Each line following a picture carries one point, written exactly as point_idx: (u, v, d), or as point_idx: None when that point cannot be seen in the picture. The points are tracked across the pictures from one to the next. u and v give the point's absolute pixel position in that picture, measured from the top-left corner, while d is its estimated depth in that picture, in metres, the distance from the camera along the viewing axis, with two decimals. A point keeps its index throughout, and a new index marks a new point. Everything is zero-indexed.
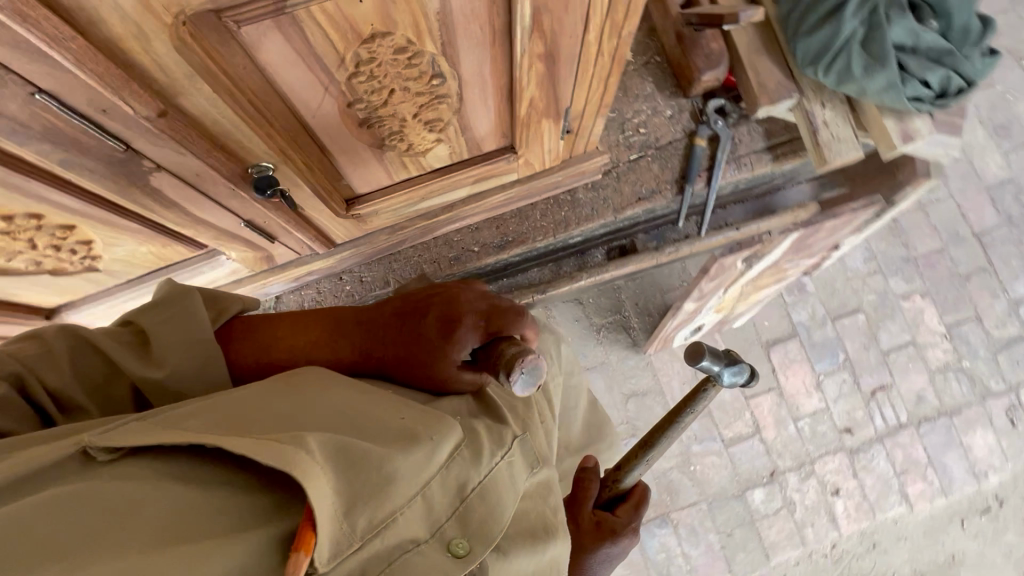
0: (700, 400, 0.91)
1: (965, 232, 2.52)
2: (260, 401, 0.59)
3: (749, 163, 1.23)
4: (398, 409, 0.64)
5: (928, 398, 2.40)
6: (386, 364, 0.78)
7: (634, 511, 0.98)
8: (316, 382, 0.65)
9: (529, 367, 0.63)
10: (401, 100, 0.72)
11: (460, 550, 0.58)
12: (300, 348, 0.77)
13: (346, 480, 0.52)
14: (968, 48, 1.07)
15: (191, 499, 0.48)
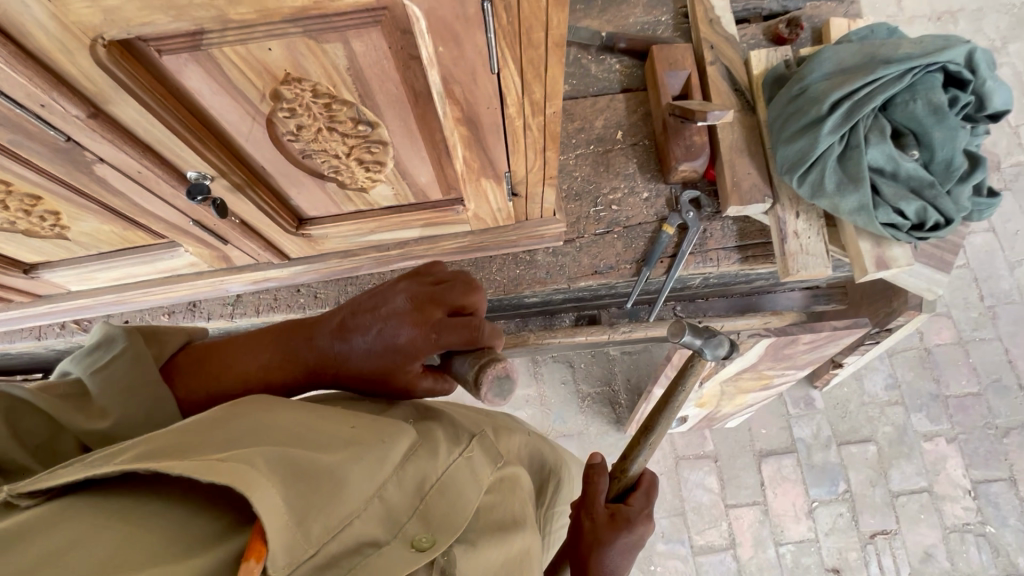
0: (691, 378, 0.93)
1: (1010, 381, 2.20)
2: (198, 420, 0.53)
3: (715, 258, 1.21)
4: (348, 419, 0.61)
5: (937, 558, 2.09)
6: (348, 379, 0.71)
7: (645, 499, 0.92)
8: (266, 398, 0.60)
9: (497, 378, 0.57)
10: (330, 139, 0.78)
11: (424, 544, 0.56)
12: (250, 373, 0.70)
13: (297, 487, 0.49)
14: (951, 184, 1.03)
15: (129, 532, 0.43)
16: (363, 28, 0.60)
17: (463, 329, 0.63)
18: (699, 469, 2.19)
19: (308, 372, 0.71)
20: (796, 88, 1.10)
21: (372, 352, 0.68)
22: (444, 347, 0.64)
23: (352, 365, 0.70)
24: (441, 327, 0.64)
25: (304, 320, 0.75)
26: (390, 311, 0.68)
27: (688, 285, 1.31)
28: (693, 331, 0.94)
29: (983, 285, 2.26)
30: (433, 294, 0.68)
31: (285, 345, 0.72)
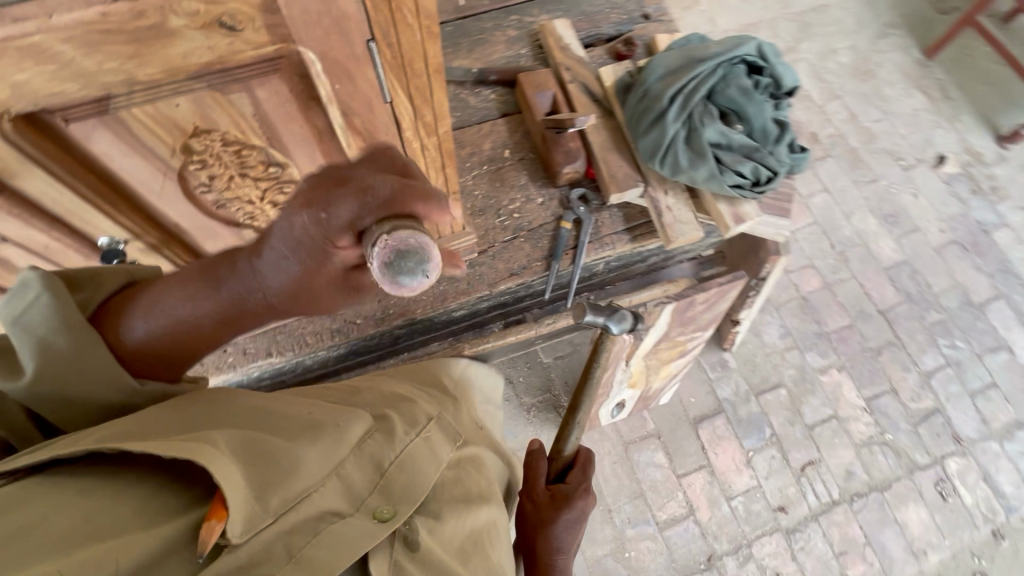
0: (602, 357, 1.15)
1: (870, 309, 2.55)
2: (170, 411, 0.68)
3: (611, 242, 1.37)
4: (307, 413, 0.77)
5: (857, 472, 2.31)
6: (272, 298, 0.68)
7: (581, 474, 1.18)
8: (228, 397, 0.75)
9: (410, 259, 0.53)
10: (242, 184, 0.84)
11: (385, 514, 0.70)
12: (176, 313, 0.70)
13: (258, 471, 0.64)
14: (771, 145, 1.28)
15: (97, 505, 0.58)
16: (264, 76, 0.68)
17: (353, 196, 0.57)
18: (648, 449, 2.32)
19: (234, 302, 0.70)
20: (640, 91, 1.32)
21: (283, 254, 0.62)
22: (342, 224, 0.58)
23: (271, 280, 0.66)
24: (332, 201, 0.58)
25: (231, 250, 0.72)
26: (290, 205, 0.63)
27: (595, 271, 1.47)
28: (592, 311, 1.10)
29: (831, 235, 2.67)
30: (331, 174, 0.62)
31: (207, 277, 0.70)
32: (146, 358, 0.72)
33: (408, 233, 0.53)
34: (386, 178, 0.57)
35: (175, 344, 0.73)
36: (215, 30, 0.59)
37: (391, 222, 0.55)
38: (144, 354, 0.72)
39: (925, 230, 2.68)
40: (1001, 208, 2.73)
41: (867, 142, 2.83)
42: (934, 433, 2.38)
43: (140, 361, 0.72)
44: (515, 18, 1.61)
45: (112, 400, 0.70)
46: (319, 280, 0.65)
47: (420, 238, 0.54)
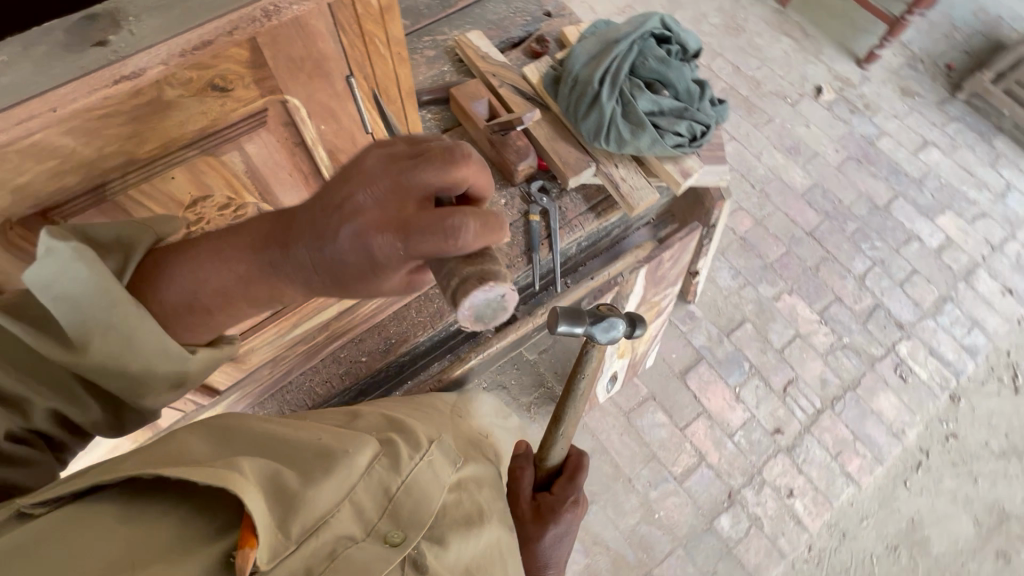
0: (588, 366, 1.02)
1: (799, 233, 2.72)
2: (187, 445, 0.66)
3: (579, 223, 1.46)
4: (317, 437, 0.73)
5: (831, 379, 2.42)
6: (325, 294, 0.59)
7: (569, 484, 1.12)
8: (243, 427, 0.74)
9: (483, 305, 0.50)
10: None
11: (396, 539, 0.66)
12: (228, 287, 0.62)
13: (275, 501, 0.62)
14: (697, 103, 1.42)
15: (131, 534, 0.55)
16: (252, 131, 0.69)
17: (432, 239, 0.48)
18: (647, 412, 2.35)
19: (291, 287, 0.61)
20: (570, 79, 1.41)
21: (347, 262, 0.53)
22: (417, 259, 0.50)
23: (322, 278, 0.57)
24: (412, 240, 0.48)
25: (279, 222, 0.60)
26: (355, 211, 0.52)
27: (570, 254, 1.54)
28: (568, 320, 0.89)
29: (749, 176, 2.86)
30: (402, 189, 0.51)
31: (260, 254, 0.60)
32: (192, 331, 0.66)
33: (477, 291, 0.48)
34: (467, 216, 0.48)
35: (224, 318, 0.66)
36: (208, 93, 0.61)
37: (470, 279, 0.48)
38: (192, 326, 0.65)
39: (824, 153, 2.92)
40: (876, 120, 3.02)
41: (755, 89, 3.09)
42: (880, 325, 2.54)
43: (189, 330, 0.66)
44: (429, 40, 1.68)
45: (173, 372, 0.64)
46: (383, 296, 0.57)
47: (490, 284, 0.48)
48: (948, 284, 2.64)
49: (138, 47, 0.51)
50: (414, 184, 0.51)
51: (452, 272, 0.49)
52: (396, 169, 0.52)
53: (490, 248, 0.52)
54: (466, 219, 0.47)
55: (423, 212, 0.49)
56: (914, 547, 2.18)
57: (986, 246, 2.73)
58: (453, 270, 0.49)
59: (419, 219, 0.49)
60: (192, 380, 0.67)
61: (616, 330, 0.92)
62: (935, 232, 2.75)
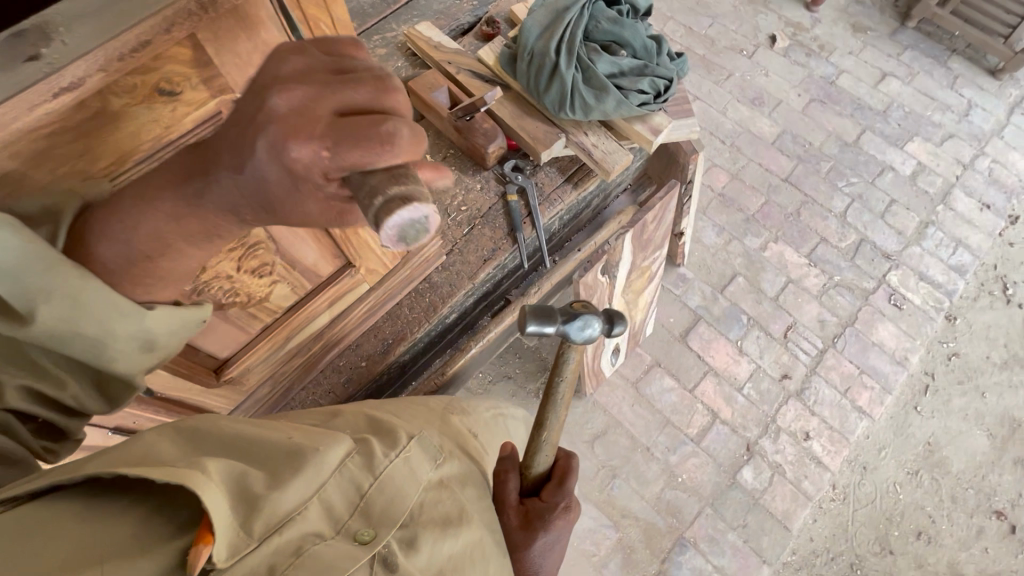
0: (568, 367, 0.88)
1: (775, 181, 2.73)
2: (152, 443, 0.63)
3: (558, 197, 1.46)
4: (287, 434, 0.71)
5: (828, 318, 2.44)
6: (260, 222, 0.57)
7: (559, 487, 0.95)
8: (211, 425, 0.71)
9: (404, 224, 0.44)
10: (218, 260, 0.81)
11: (365, 538, 0.66)
12: (162, 231, 0.58)
13: (238, 500, 0.59)
14: (656, 59, 1.42)
15: (90, 536, 0.54)
16: None
17: (362, 140, 0.44)
18: (655, 380, 2.34)
19: (222, 216, 0.57)
20: (526, 54, 1.40)
21: (267, 176, 0.49)
22: (341, 173, 0.46)
23: (250, 199, 0.53)
24: (336, 143, 0.45)
25: (200, 150, 0.56)
26: (269, 118, 0.48)
27: (554, 231, 1.54)
28: (535, 317, 0.80)
29: (718, 132, 2.85)
30: (321, 97, 0.47)
31: (183, 184, 0.55)
32: (145, 288, 0.61)
33: (401, 211, 0.44)
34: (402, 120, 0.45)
35: (167, 267, 0.61)
36: (157, 99, 0.58)
37: (394, 198, 0.44)
38: (134, 277, 0.60)
39: (787, 99, 2.93)
40: (833, 59, 3.04)
41: (710, 47, 3.09)
42: (868, 259, 2.56)
43: (140, 287, 0.60)
44: (379, 38, 1.65)
45: (139, 335, 0.59)
46: (319, 219, 0.53)
47: (416, 204, 0.45)
48: (927, 208, 2.67)
49: (73, 55, 0.49)
50: (335, 92, 0.47)
51: (374, 189, 0.45)
52: (316, 79, 0.48)
53: (407, 165, 0.47)
54: (398, 124, 0.45)
55: (345, 120, 0.45)
56: (935, 469, 2.20)
57: (958, 166, 2.77)
58: (376, 187, 0.45)
59: (343, 121, 0.45)
60: (163, 346, 0.62)
61: (593, 331, 0.82)
62: (907, 159, 2.78)
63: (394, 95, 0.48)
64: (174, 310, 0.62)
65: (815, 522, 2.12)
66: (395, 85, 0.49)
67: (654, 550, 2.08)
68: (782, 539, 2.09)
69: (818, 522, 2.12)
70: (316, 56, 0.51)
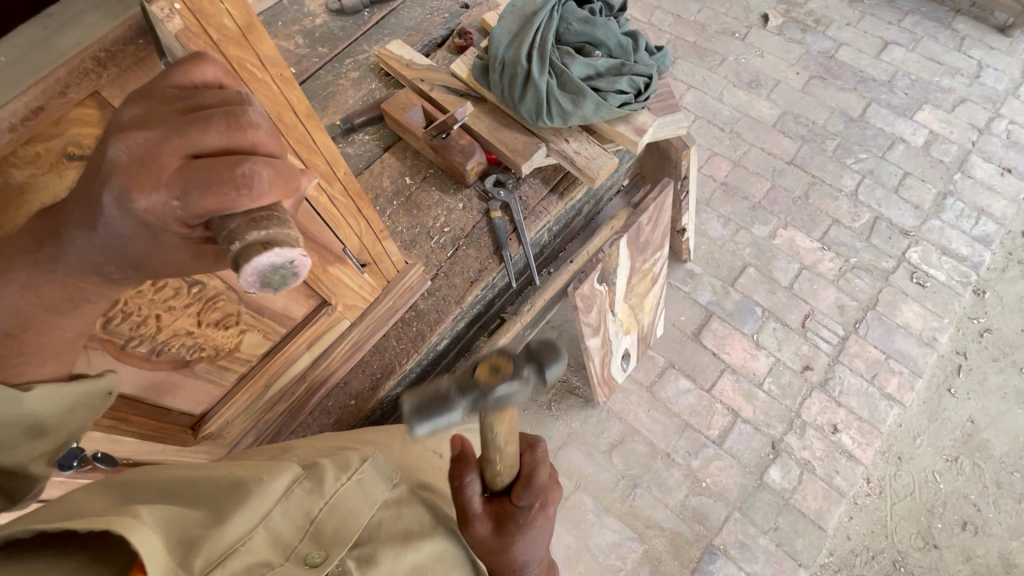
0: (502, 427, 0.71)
1: (780, 164, 2.62)
2: (80, 500, 0.62)
3: (544, 209, 1.39)
4: (230, 473, 0.73)
5: (848, 303, 2.33)
6: (133, 277, 0.54)
7: (530, 487, 0.80)
8: (146, 477, 0.71)
9: (276, 268, 0.41)
10: (173, 318, 0.78)
11: (316, 560, 0.67)
12: (22, 305, 0.54)
13: (176, 540, 0.58)
14: (633, 56, 1.36)
15: None
16: None
17: (215, 185, 0.39)
18: (671, 382, 2.24)
19: (86, 277, 0.54)
20: (497, 64, 1.34)
21: (124, 232, 0.46)
22: (201, 219, 0.42)
23: (115, 254, 0.50)
24: (186, 188, 0.40)
25: (57, 208, 0.51)
26: (113, 171, 0.43)
27: (543, 243, 1.49)
28: (426, 420, 0.64)
29: (716, 120, 2.75)
30: (164, 141, 0.41)
31: (36, 250, 0.51)
32: (19, 368, 0.56)
33: (262, 255, 0.40)
34: (259, 160, 0.40)
35: (38, 340, 0.57)
36: (66, 165, 0.55)
37: (253, 244, 0.40)
38: (7, 360, 0.55)
39: (785, 79, 2.82)
40: (831, 33, 2.92)
41: (701, 33, 2.99)
42: (885, 238, 2.43)
43: (12, 369, 0.56)
44: (351, 61, 1.62)
45: (24, 417, 0.55)
46: (193, 264, 0.51)
47: (295, 252, 0.41)
48: (944, 179, 2.54)
49: None
50: (178, 134, 0.41)
51: (232, 235, 0.40)
52: (157, 120, 0.43)
53: (277, 206, 0.43)
54: (254, 165, 0.40)
55: (197, 162, 0.40)
56: (976, 454, 2.07)
57: (973, 131, 2.63)
58: (233, 233, 0.40)
59: (193, 167, 0.40)
60: (56, 427, 0.58)
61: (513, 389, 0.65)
62: (918, 129, 2.65)
63: (250, 132, 0.42)
64: (70, 386, 0.59)
65: (851, 519, 2.00)
66: (251, 121, 0.42)
67: (683, 560, 1.97)
68: (818, 540, 1.98)
69: (854, 520, 2.00)
70: (161, 94, 0.45)
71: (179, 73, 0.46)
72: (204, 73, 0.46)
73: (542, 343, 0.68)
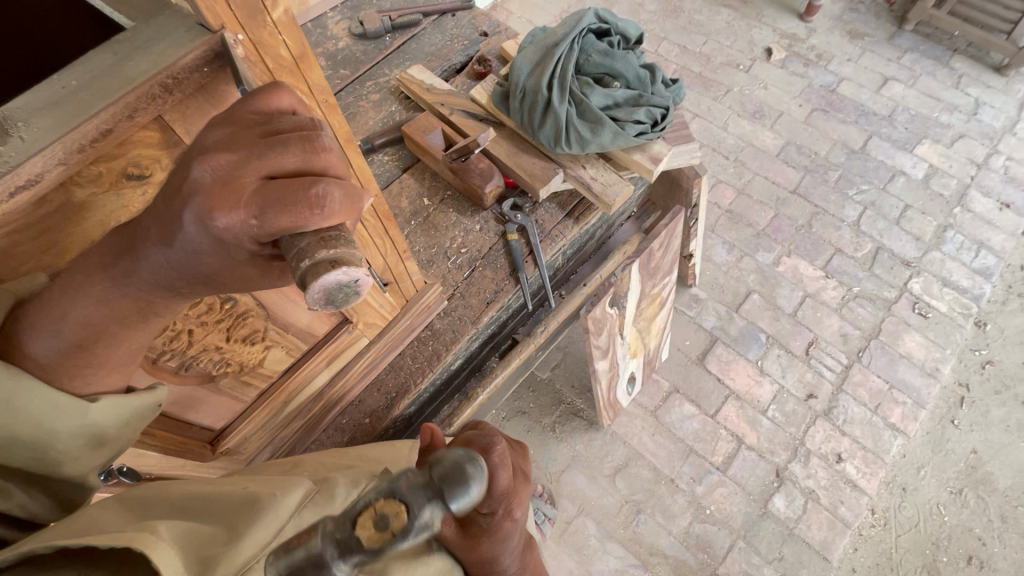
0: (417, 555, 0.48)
1: (784, 193, 2.66)
2: (91, 513, 0.54)
3: (559, 232, 1.42)
4: (250, 487, 0.63)
5: (851, 332, 2.35)
6: (195, 292, 0.54)
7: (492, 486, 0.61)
8: (160, 491, 0.64)
9: (334, 289, 0.42)
10: (204, 334, 0.79)
11: None
12: (94, 316, 0.54)
13: (191, 558, 0.50)
14: (651, 87, 1.40)
15: None
16: None
17: (292, 204, 0.41)
18: (675, 407, 2.24)
19: (155, 291, 0.54)
20: (518, 91, 1.38)
21: (199, 250, 0.47)
22: (273, 238, 0.43)
23: (182, 269, 0.50)
24: (262, 206, 0.42)
25: (129, 223, 0.53)
26: (195, 188, 0.45)
27: (557, 266, 1.50)
28: None
29: (720, 148, 2.81)
30: (245, 164, 0.44)
31: (110, 266, 0.52)
32: (84, 379, 0.57)
33: (329, 274, 0.41)
34: (332, 180, 0.42)
35: (106, 352, 0.57)
36: (124, 184, 0.57)
37: (322, 261, 0.42)
38: (75, 371, 0.56)
39: (788, 110, 2.88)
40: (833, 67, 3.01)
41: (706, 64, 3.07)
42: (887, 268, 2.46)
43: (82, 380, 0.56)
44: (372, 84, 1.66)
45: (88, 428, 0.55)
46: (257, 280, 0.52)
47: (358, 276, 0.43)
48: (944, 212, 2.59)
49: (28, 154, 0.47)
50: (258, 157, 0.44)
51: (303, 253, 0.42)
52: (239, 142, 0.45)
53: (341, 228, 0.44)
54: (328, 186, 0.41)
55: (276, 183, 0.42)
56: (980, 486, 2.07)
57: (972, 166, 2.69)
58: (303, 251, 0.42)
59: (272, 186, 0.42)
60: (114, 438, 0.58)
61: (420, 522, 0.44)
62: (918, 163, 2.71)
63: (324, 156, 0.45)
64: (126, 399, 0.59)
65: (856, 551, 1.99)
66: (325, 145, 0.45)
67: None
68: (822, 571, 1.96)
69: (859, 551, 1.99)
70: (241, 119, 0.48)
71: (258, 101, 0.49)
72: (281, 101, 0.49)
73: (451, 462, 0.48)
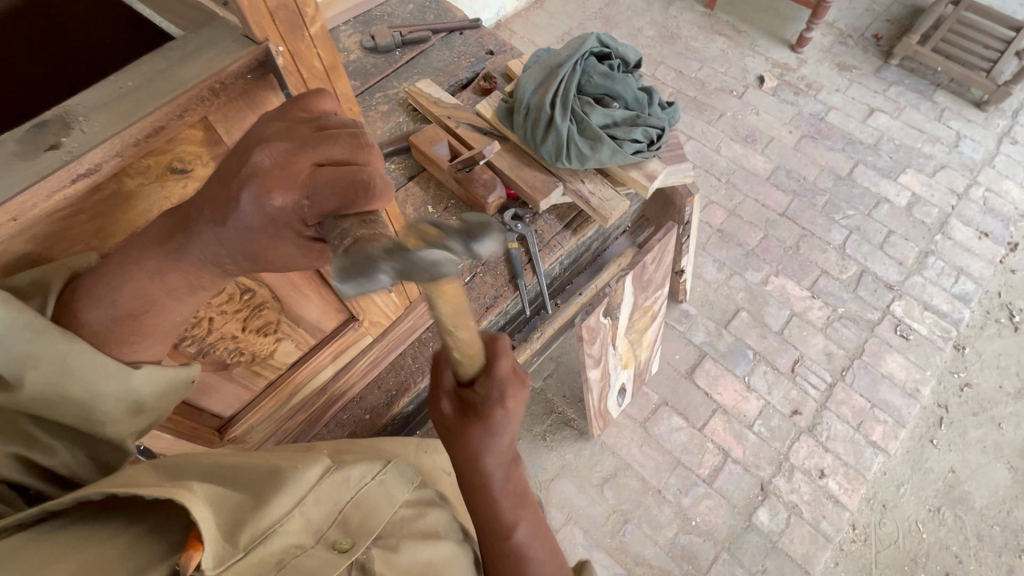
0: None
1: (773, 215, 2.76)
2: (137, 470, 0.62)
3: (557, 243, 1.48)
4: (272, 459, 0.70)
5: (836, 350, 2.42)
6: (237, 269, 0.62)
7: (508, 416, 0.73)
8: (187, 457, 0.70)
9: None
10: (224, 322, 0.83)
11: (344, 546, 0.64)
12: (145, 289, 0.61)
13: (222, 518, 0.59)
14: (648, 109, 1.48)
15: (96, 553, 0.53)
16: None
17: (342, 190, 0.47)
18: (664, 419, 2.29)
19: (202, 267, 0.61)
20: (522, 108, 1.45)
21: (251, 230, 0.54)
22: (318, 219, 0.49)
23: (229, 248, 0.57)
24: (314, 190, 0.49)
25: (181, 206, 0.60)
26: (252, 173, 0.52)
27: (554, 275, 1.56)
28: None
29: (713, 170, 2.90)
30: (301, 152, 0.51)
31: (164, 245, 0.59)
32: (130, 347, 0.65)
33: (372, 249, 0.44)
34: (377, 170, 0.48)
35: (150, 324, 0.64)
36: (169, 177, 0.63)
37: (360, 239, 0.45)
38: (123, 338, 0.63)
39: (779, 136, 2.99)
40: (822, 97, 3.13)
41: (701, 89, 3.18)
42: (871, 290, 2.55)
43: (128, 347, 0.64)
44: (381, 95, 1.73)
45: (131, 395, 0.62)
46: (297, 258, 0.59)
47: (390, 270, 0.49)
48: (926, 238, 2.69)
49: (91, 145, 0.53)
50: (312, 147, 0.50)
51: (345, 233, 0.46)
52: (293, 136, 0.52)
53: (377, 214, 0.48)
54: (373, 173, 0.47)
55: (326, 170, 0.49)
56: (957, 505, 2.13)
57: (953, 196, 2.80)
58: (346, 230, 0.46)
59: (322, 174, 0.48)
60: (151, 407, 0.65)
61: None
62: (902, 191, 2.82)
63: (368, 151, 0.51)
64: (164, 369, 0.65)
65: (837, 565, 2.03)
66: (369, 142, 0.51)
67: None
68: None
69: (839, 566, 2.03)
70: (292, 117, 0.54)
71: (308, 102, 0.56)
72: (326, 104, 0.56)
73: None
